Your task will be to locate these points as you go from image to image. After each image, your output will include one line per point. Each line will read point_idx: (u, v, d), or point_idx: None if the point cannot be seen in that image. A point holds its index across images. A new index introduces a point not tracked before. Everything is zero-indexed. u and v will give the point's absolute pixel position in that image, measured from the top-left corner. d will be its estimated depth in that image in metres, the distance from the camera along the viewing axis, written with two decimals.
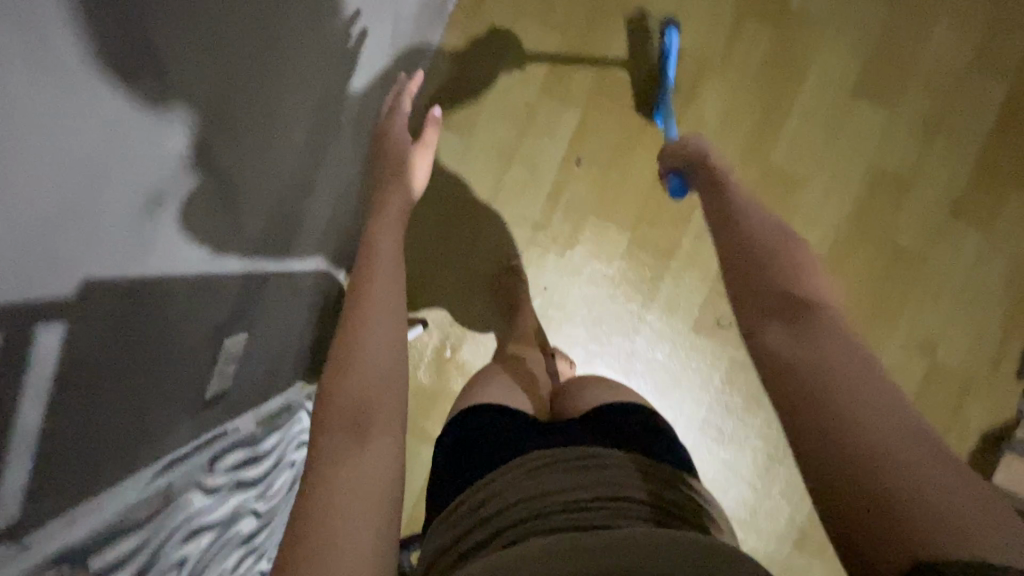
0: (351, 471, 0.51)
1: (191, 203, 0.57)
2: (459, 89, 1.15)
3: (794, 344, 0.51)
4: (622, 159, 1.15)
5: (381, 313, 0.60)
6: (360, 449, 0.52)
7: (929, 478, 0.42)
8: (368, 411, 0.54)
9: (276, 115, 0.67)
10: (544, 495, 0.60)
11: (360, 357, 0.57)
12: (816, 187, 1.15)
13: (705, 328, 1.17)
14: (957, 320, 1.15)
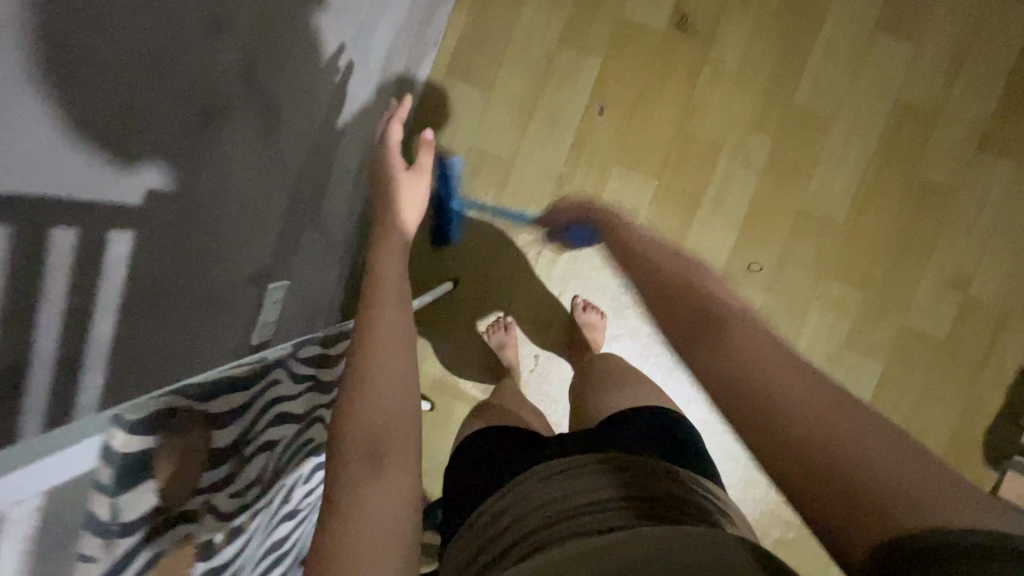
0: (372, 496, 0.47)
1: (233, 128, 0.58)
2: (477, 45, 1.14)
3: (729, 355, 0.45)
4: (644, 106, 1.14)
5: (385, 337, 0.54)
6: (372, 469, 0.49)
7: (878, 463, 0.36)
8: (388, 438, 0.50)
9: (313, 59, 0.68)
10: (554, 501, 0.58)
11: (360, 372, 0.54)
12: (842, 126, 1.14)
13: (735, 274, 1.16)
14: (991, 253, 1.14)
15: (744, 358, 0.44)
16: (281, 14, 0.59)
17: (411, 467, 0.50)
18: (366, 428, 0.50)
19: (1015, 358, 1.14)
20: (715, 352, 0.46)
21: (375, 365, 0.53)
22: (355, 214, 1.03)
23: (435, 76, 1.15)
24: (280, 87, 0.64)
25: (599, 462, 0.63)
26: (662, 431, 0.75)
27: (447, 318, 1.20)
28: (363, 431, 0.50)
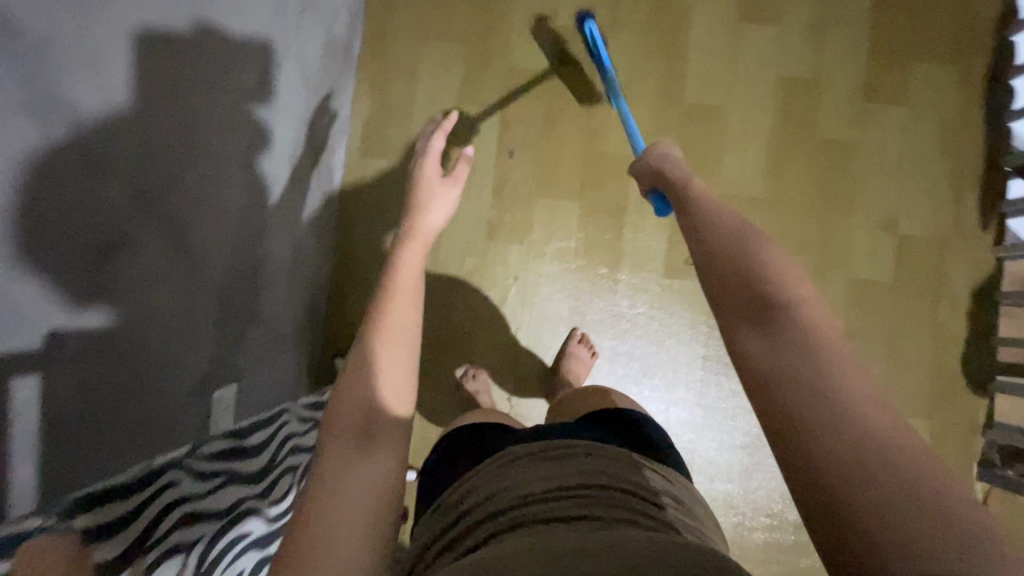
0: (357, 472, 0.56)
1: (149, 252, 0.63)
2: (385, 120, 1.21)
3: (769, 351, 0.47)
4: (550, 138, 1.21)
5: (391, 334, 0.66)
6: (363, 461, 0.56)
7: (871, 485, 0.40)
8: (377, 422, 0.59)
9: (214, 169, 0.74)
10: (517, 482, 0.60)
11: (368, 373, 0.62)
12: (737, 109, 1.20)
13: (677, 269, 1.19)
14: (909, 192, 1.18)
15: (780, 359, 0.46)
16: (177, 144, 0.66)
17: (395, 454, 0.58)
18: (357, 414, 0.59)
19: (964, 282, 1.17)
20: (762, 338, 0.48)
21: (383, 356, 0.64)
22: (298, 304, 1.05)
23: (352, 156, 1.21)
24: (188, 205, 0.69)
25: (567, 450, 0.65)
26: (635, 435, 0.76)
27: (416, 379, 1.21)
28: (353, 419, 0.59)
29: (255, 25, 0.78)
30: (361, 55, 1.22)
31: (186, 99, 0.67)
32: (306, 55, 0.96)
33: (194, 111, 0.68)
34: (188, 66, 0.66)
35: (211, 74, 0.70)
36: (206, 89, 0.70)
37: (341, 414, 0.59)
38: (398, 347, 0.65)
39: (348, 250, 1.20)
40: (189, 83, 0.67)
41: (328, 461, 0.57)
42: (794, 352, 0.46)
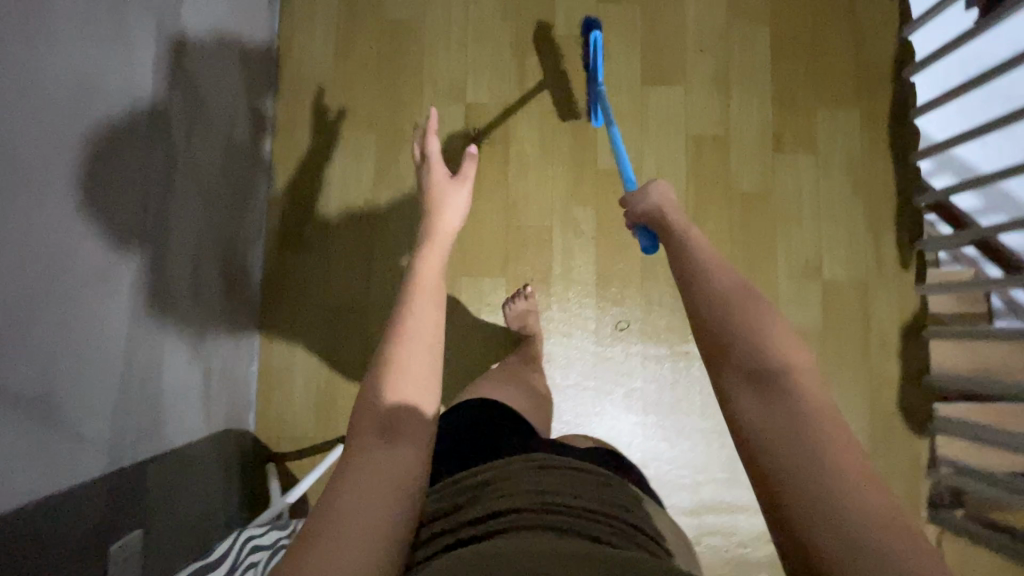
0: (381, 467, 0.52)
1: (10, 429, 0.59)
2: (302, 212, 1.21)
3: (773, 414, 0.45)
4: (469, 215, 1.21)
5: (420, 325, 0.64)
6: (393, 447, 0.54)
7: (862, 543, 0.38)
8: (406, 412, 0.57)
9: (94, 317, 0.70)
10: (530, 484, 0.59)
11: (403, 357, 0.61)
12: (650, 170, 1.21)
13: (608, 335, 1.18)
14: (827, 237, 1.19)
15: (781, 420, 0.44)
16: (49, 306, 0.62)
17: (422, 449, 0.56)
18: (391, 400, 0.57)
19: (892, 320, 1.17)
20: (761, 394, 0.46)
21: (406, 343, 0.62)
22: (211, 417, 1.01)
23: (272, 251, 1.20)
24: (63, 361, 0.66)
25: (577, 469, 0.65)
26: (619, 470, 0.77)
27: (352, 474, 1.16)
28: (382, 406, 0.57)
29: (138, 162, 0.77)
30: (272, 150, 1.22)
31: (61, 264, 0.64)
32: (198, 167, 0.93)
33: (74, 266, 0.66)
34: (65, 227, 0.63)
35: (93, 225, 0.68)
36: (86, 241, 0.67)
37: (372, 398, 0.58)
38: (425, 345, 0.63)
39: (273, 349, 1.17)
40: (65, 244, 0.64)
41: (359, 446, 0.54)
42: (788, 406, 0.44)
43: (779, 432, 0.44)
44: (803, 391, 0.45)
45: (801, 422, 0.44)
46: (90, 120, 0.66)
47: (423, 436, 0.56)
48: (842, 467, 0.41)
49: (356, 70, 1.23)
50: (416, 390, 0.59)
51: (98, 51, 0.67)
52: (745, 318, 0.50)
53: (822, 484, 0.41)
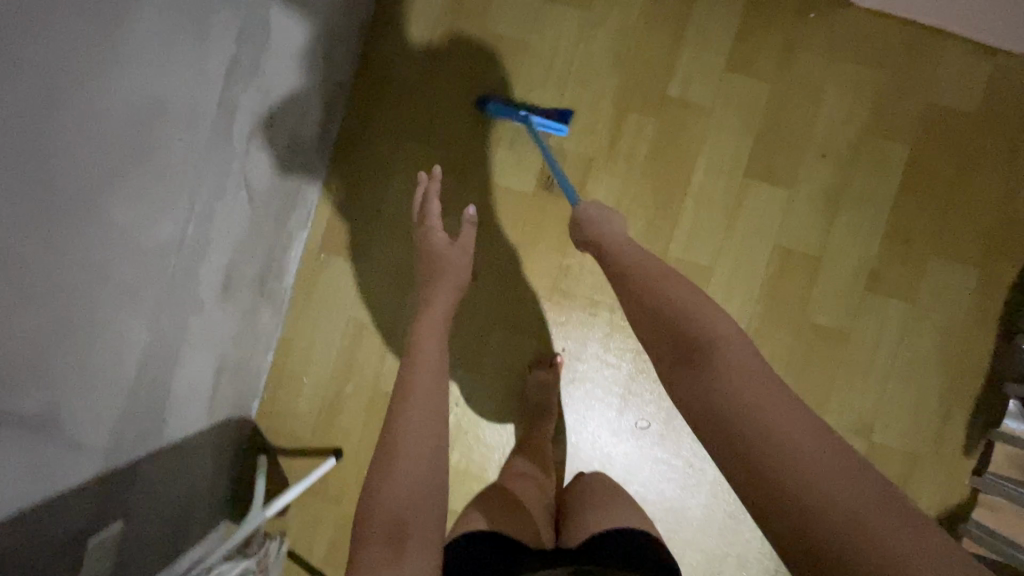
0: (397, 575, 0.59)
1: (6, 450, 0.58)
2: (351, 214, 1.16)
3: (705, 394, 0.53)
4: (518, 266, 1.14)
5: (419, 427, 0.70)
6: (399, 561, 0.60)
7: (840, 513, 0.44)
8: (409, 523, 0.63)
9: (113, 332, 0.70)
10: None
11: (396, 471, 0.66)
12: (722, 273, 1.10)
13: (623, 429, 1.13)
14: (890, 398, 1.08)
15: (723, 396, 0.52)
16: (58, 329, 0.60)
17: (428, 553, 0.63)
18: (391, 512, 0.63)
19: (930, 505, 1.08)
20: (691, 370, 0.55)
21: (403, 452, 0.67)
22: (215, 411, 1.02)
23: (312, 246, 1.16)
24: (73, 379, 0.65)
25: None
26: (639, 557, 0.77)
27: (336, 486, 1.16)
28: (385, 518, 0.63)
29: (185, 175, 0.74)
30: (338, 143, 1.16)
31: (82, 288, 0.62)
32: (248, 170, 0.89)
33: (84, 289, 0.62)
34: (75, 250, 0.59)
35: (109, 244, 0.64)
36: (114, 259, 0.66)
37: (375, 513, 0.63)
38: (423, 441, 0.69)
39: (291, 344, 1.16)
40: (91, 265, 0.62)
41: (365, 562, 0.60)
42: (719, 379, 0.53)
43: (719, 408, 0.52)
44: (726, 359, 0.54)
45: (723, 383, 0.53)
46: (123, 140, 0.61)
47: (429, 537, 0.64)
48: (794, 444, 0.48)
49: (441, 80, 1.14)
50: (423, 491, 0.66)
51: (150, 67, 0.61)
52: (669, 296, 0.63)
53: (781, 464, 0.47)
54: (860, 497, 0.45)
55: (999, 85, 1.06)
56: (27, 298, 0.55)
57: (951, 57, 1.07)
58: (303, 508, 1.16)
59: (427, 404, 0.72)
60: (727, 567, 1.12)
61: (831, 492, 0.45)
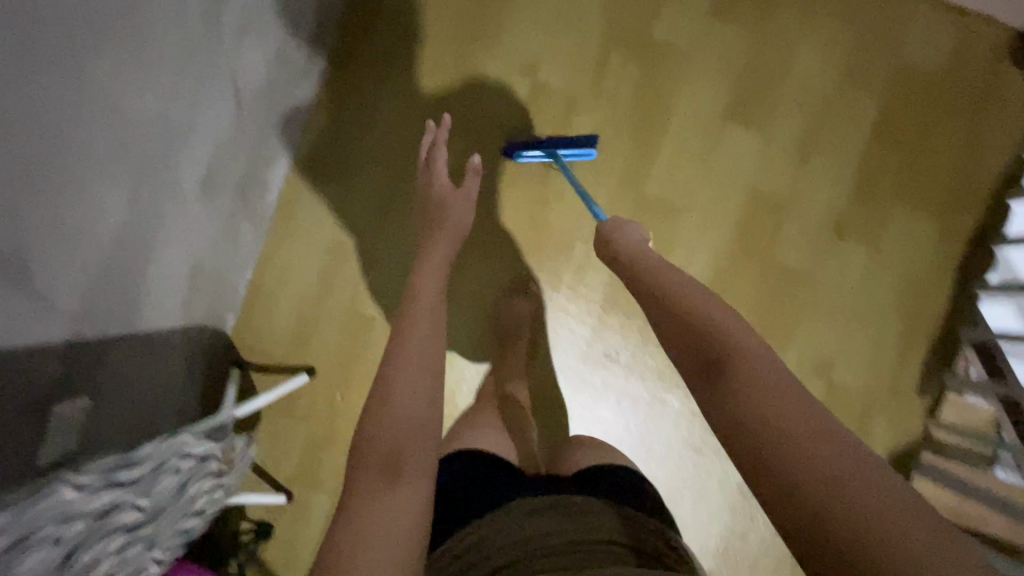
0: (388, 506, 0.54)
1: None
2: (338, 139, 1.18)
3: (714, 389, 0.50)
4: (499, 195, 1.16)
5: (416, 357, 0.66)
6: (391, 489, 0.56)
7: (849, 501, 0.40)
8: (404, 450, 0.59)
9: (94, 195, 0.70)
10: (532, 539, 0.66)
11: (395, 399, 0.62)
12: (697, 214, 1.13)
13: (594, 359, 1.16)
14: (852, 340, 1.12)
15: (731, 387, 0.49)
16: (44, 173, 0.61)
17: (421, 489, 0.57)
18: (385, 443, 0.59)
19: (884, 444, 1.12)
20: (710, 383, 0.51)
21: (401, 384, 0.63)
22: (191, 312, 1.03)
23: (297, 166, 1.17)
24: (52, 230, 0.65)
25: (570, 508, 0.70)
26: (620, 493, 0.79)
27: (309, 404, 1.17)
28: (382, 449, 0.58)
29: (174, 51, 0.75)
30: (328, 66, 1.17)
31: (70, 134, 0.63)
32: (237, 67, 0.90)
33: (60, 140, 0.62)
34: (49, 96, 0.58)
35: (88, 98, 0.63)
36: (99, 117, 0.66)
37: (369, 444, 0.59)
38: (419, 375, 0.64)
39: (270, 262, 1.17)
40: (78, 116, 0.63)
41: (360, 491, 0.55)
42: (742, 390, 0.48)
43: (742, 419, 0.47)
44: (749, 370, 0.49)
45: (730, 384, 0.49)
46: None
47: (425, 466, 0.59)
48: (817, 453, 0.43)
49: (433, 10, 1.16)
50: (418, 422, 0.61)
51: None
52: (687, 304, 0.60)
53: (803, 473, 0.42)
54: (886, 505, 0.40)
55: (968, 46, 1.11)
56: (17, 127, 0.55)
57: (922, 16, 1.11)
58: (274, 425, 1.17)
59: (427, 343, 0.68)
60: (688, 498, 1.14)
61: (851, 497, 0.40)
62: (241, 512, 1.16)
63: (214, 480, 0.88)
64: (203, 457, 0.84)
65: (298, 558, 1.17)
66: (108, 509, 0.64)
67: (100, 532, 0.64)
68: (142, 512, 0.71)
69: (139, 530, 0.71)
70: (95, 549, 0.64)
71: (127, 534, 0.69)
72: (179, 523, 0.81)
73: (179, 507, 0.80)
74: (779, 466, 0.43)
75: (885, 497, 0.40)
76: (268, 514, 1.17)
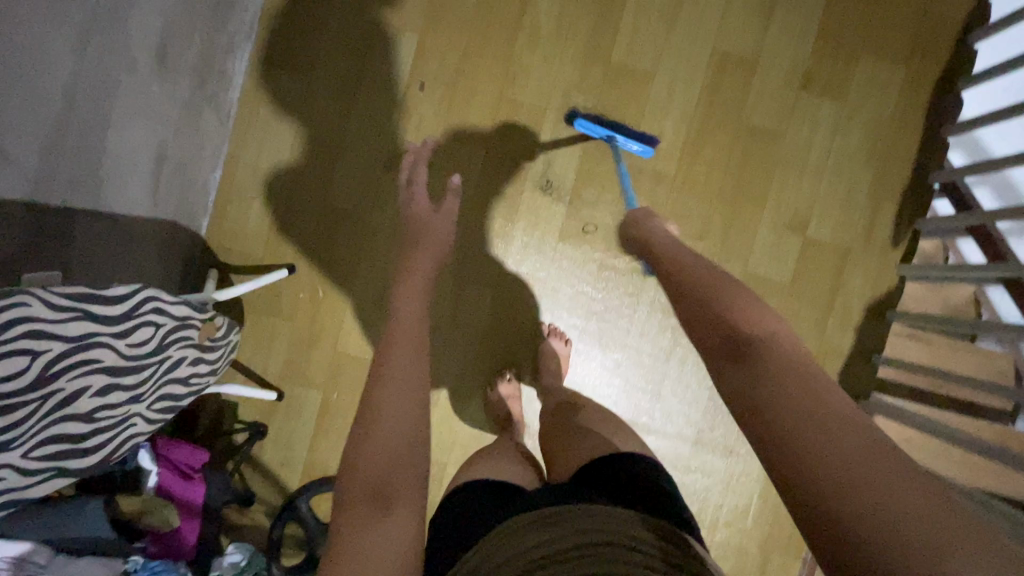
0: (374, 545, 0.48)
1: None
2: (296, 32, 1.15)
3: (755, 381, 0.42)
4: (463, 77, 1.15)
5: (409, 357, 0.58)
6: (380, 526, 0.50)
7: (909, 541, 0.33)
8: (394, 480, 0.52)
9: (40, 39, 0.68)
10: (522, 555, 0.57)
11: (382, 412, 0.55)
12: (664, 80, 1.13)
13: (571, 236, 1.15)
14: (825, 196, 1.13)
15: (774, 384, 0.41)
16: None
17: (413, 523, 0.51)
18: (373, 471, 0.52)
19: (863, 296, 1.13)
20: (739, 367, 0.43)
21: (389, 398, 0.55)
22: (161, 205, 1.02)
23: (255, 63, 1.15)
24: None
25: (580, 510, 0.61)
26: (641, 488, 0.69)
27: (290, 303, 1.17)
28: (367, 479, 0.52)
29: None
30: None
31: None
32: None
33: None
34: None
35: None
36: None
37: (355, 475, 0.52)
38: (409, 396, 0.56)
39: (238, 163, 1.16)
40: None
41: (348, 529, 0.49)
42: (783, 384, 0.41)
43: (780, 411, 0.40)
44: (787, 359, 0.43)
45: (763, 382, 0.42)
46: None
47: (418, 495, 0.52)
48: (870, 457, 0.36)
49: None
50: (409, 446, 0.54)
51: None
52: (715, 290, 0.52)
53: (848, 466, 0.36)
54: (950, 521, 0.33)
55: None
56: None
57: None
58: (258, 327, 1.17)
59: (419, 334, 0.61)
60: (671, 367, 1.15)
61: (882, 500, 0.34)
62: (232, 415, 1.17)
63: (200, 353, 0.88)
64: (184, 321, 0.83)
65: (294, 456, 1.17)
66: (83, 341, 0.64)
67: (77, 363, 0.63)
68: (123, 360, 0.70)
69: (123, 379, 0.71)
70: (74, 382, 0.63)
71: (110, 376, 0.69)
72: (165, 387, 0.80)
73: (163, 369, 0.79)
74: (825, 476, 0.36)
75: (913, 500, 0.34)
76: (260, 416, 1.17)
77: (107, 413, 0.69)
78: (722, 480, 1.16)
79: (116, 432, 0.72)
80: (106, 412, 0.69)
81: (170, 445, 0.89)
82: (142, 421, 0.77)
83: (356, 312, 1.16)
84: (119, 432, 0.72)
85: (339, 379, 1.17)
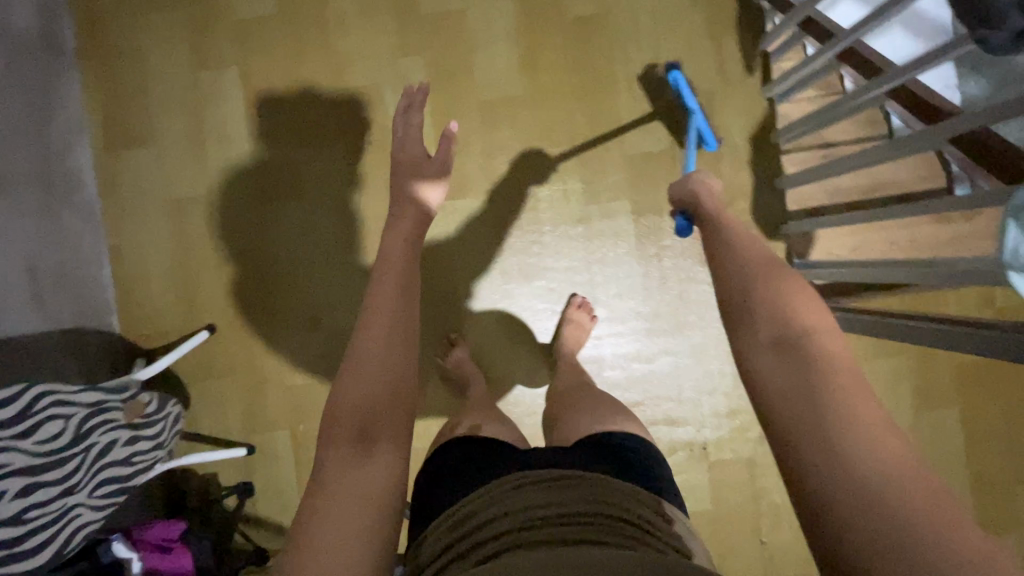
0: (357, 484, 0.51)
1: None
2: (124, 111, 1.17)
3: (790, 373, 0.49)
4: (294, 85, 1.16)
5: (384, 305, 0.62)
6: (365, 462, 0.53)
7: (873, 513, 0.40)
8: (374, 418, 0.56)
9: None
10: (528, 503, 0.59)
11: (358, 356, 0.59)
12: (477, 11, 1.14)
13: (455, 187, 1.16)
14: (668, 53, 1.13)
15: (795, 378, 0.49)
16: None
17: (397, 464, 0.54)
18: (357, 411, 0.56)
19: (744, 130, 1.14)
20: (778, 355, 0.51)
21: (363, 346, 0.59)
22: (55, 315, 1.03)
23: (99, 153, 1.17)
24: None
25: (580, 478, 0.63)
26: (635, 464, 0.72)
27: (226, 358, 1.17)
28: (351, 419, 0.55)
29: None
30: (78, 48, 1.16)
31: None
32: None
33: None
34: None
35: None
36: None
37: (342, 410, 0.56)
38: (383, 342, 0.59)
39: (123, 250, 1.17)
40: None
41: (328, 464, 0.53)
42: (808, 371, 0.49)
43: (797, 393, 0.48)
44: (825, 360, 0.50)
45: (782, 378, 0.49)
46: None
47: (398, 440, 0.55)
48: (861, 428, 0.44)
49: None
50: (389, 385, 0.58)
51: None
52: (772, 287, 0.56)
53: (834, 446, 0.44)
54: (919, 506, 0.40)
55: None
56: None
57: None
58: (205, 393, 1.18)
59: (387, 280, 0.65)
60: (598, 270, 1.15)
61: (860, 479, 0.42)
62: (218, 484, 1.17)
63: (145, 426, 0.87)
64: (106, 403, 0.83)
65: (289, 497, 1.18)
66: None
67: None
68: (33, 459, 0.72)
69: (43, 476, 0.73)
70: None
71: (24, 476, 0.71)
72: (107, 470, 0.81)
73: (98, 454, 0.80)
74: (817, 455, 0.44)
75: (882, 480, 0.42)
76: (242, 474, 1.18)
77: (33, 511, 0.72)
78: (689, 354, 1.15)
79: (54, 526, 0.74)
80: (31, 513, 0.71)
81: (143, 528, 0.90)
82: (86, 511, 0.78)
83: (290, 340, 1.17)
84: (60, 525, 0.74)
85: (301, 410, 1.17)
